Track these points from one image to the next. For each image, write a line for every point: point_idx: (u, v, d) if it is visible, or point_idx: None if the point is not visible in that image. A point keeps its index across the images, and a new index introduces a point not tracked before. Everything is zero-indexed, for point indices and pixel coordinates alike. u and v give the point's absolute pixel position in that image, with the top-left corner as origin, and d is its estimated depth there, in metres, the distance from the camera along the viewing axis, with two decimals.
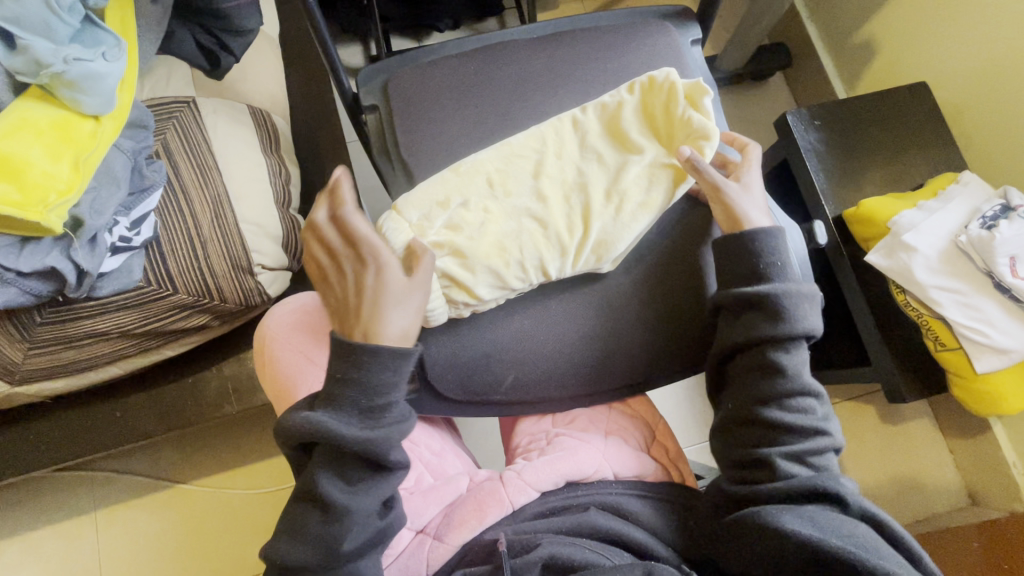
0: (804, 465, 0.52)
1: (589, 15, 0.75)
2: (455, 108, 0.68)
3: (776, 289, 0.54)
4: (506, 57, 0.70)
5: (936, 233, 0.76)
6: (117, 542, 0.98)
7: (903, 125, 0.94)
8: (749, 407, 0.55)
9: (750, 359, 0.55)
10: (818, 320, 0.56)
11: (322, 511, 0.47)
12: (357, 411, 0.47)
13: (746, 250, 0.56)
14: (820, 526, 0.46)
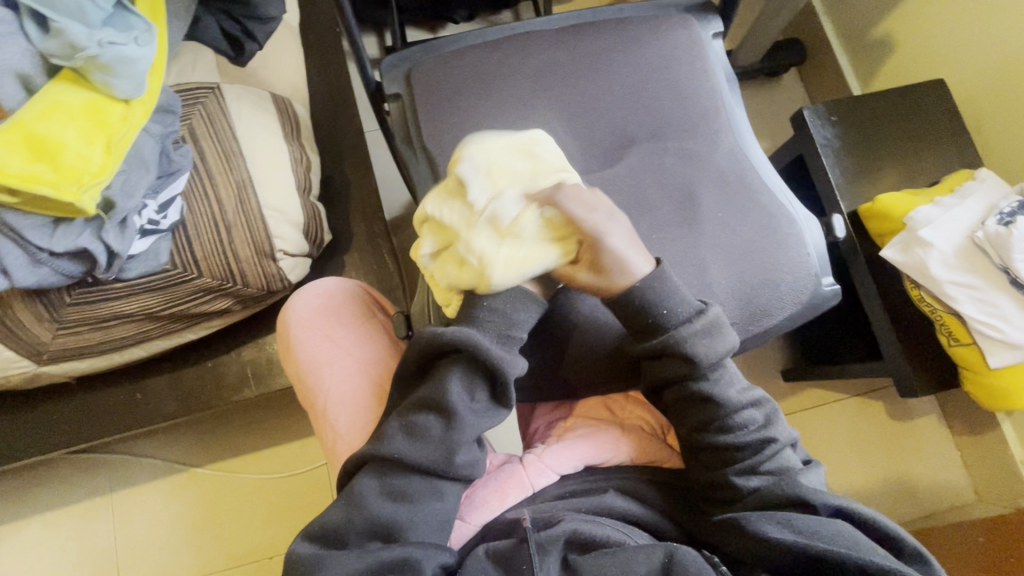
0: (762, 474, 0.53)
1: (611, 8, 0.75)
2: (478, 96, 0.69)
3: (677, 330, 0.53)
4: (528, 47, 0.71)
5: (953, 230, 0.76)
6: (135, 523, 0.99)
7: (918, 122, 0.94)
8: (691, 435, 0.56)
9: (676, 393, 0.55)
10: (732, 338, 0.55)
11: (443, 420, 0.52)
12: (496, 334, 0.53)
13: (648, 298, 0.53)
14: (799, 528, 0.47)
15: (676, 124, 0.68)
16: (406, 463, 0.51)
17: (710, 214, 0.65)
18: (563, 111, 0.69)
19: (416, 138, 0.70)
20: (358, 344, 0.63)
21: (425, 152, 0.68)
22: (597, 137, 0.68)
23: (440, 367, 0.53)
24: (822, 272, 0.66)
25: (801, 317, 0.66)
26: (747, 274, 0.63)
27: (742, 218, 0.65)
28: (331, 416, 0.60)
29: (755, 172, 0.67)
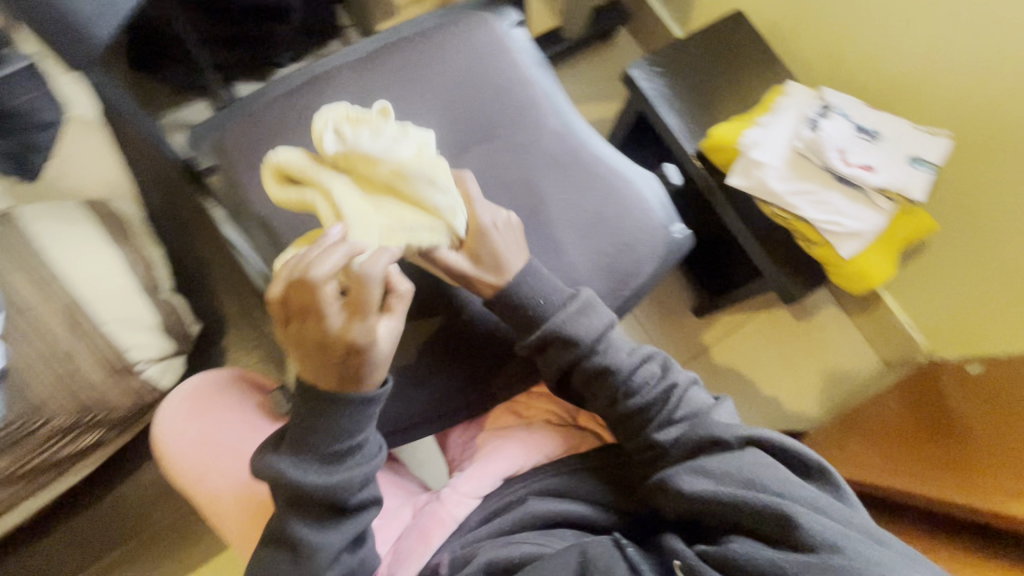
0: (678, 422, 0.56)
1: (409, 23, 0.75)
2: (296, 146, 0.67)
3: (552, 317, 0.58)
4: (333, 83, 0.69)
5: (779, 145, 0.83)
6: None
7: (730, 53, 1.01)
8: (609, 410, 0.59)
9: (576, 378, 0.59)
10: (600, 313, 0.59)
11: (293, 554, 0.50)
12: (317, 456, 0.50)
13: (518, 300, 0.58)
14: (715, 475, 0.50)
15: (499, 121, 0.70)
16: None
17: (552, 198, 0.67)
18: None
19: (245, 206, 0.66)
20: (243, 431, 0.60)
21: (258, 217, 0.65)
22: None
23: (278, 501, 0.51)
24: (670, 220, 0.69)
25: (665, 269, 0.69)
26: (601, 243, 0.66)
27: (583, 192, 0.67)
28: (223, 519, 0.57)
29: (585, 145, 0.69)
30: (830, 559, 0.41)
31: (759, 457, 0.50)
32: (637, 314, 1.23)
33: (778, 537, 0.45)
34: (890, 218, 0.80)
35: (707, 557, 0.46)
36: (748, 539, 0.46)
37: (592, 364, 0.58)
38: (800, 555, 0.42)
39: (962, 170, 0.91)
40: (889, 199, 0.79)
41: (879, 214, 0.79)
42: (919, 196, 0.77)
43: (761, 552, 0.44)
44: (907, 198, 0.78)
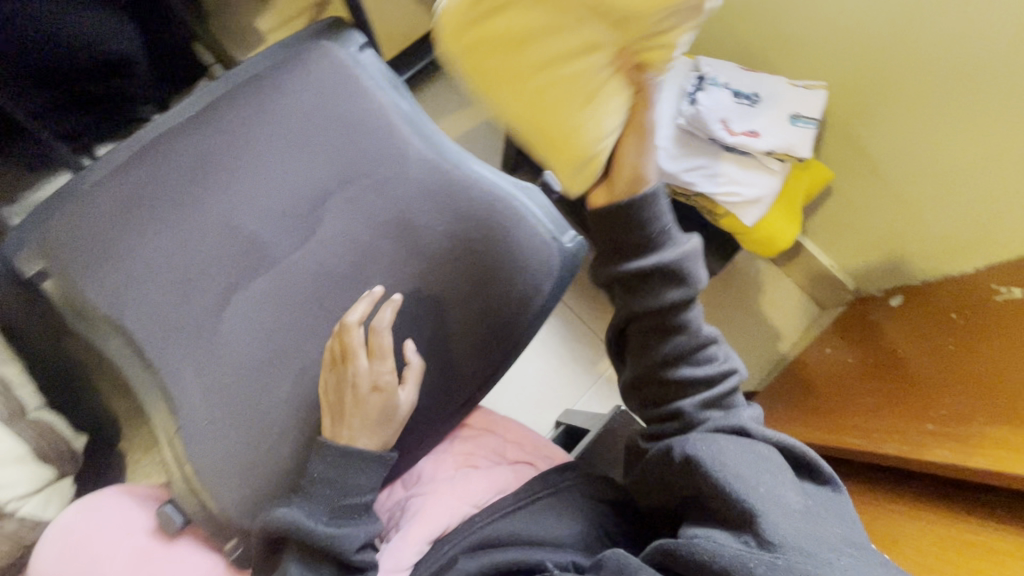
0: (717, 407, 0.59)
1: (243, 66, 0.68)
2: (134, 229, 0.59)
3: (669, 258, 0.58)
4: (168, 151, 0.62)
5: (664, 124, 0.80)
6: None
7: None
8: (656, 368, 0.61)
9: (648, 325, 0.60)
10: (704, 273, 0.60)
11: None
12: (328, 510, 0.56)
13: (634, 220, 0.57)
14: (733, 450, 0.54)
15: (359, 158, 0.64)
16: None
17: (429, 232, 0.62)
18: (237, 201, 0.61)
19: (86, 308, 0.57)
20: (135, 561, 0.54)
21: (104, 318, 0.57)
22: (285, 210, 0.62)
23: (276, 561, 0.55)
24: (560, 231, 0.66)
25: (564, 283, 0.66)
26: (491, 271, 0.62)
27: (461, 221, 0.63)
28: None
29: (457, 167, 0.65)
30: (794, 562, 0.44)
31: (769, 453, 0.54)
32: (571, 307, 1.20)
33: (745, 530, 0.48)
34: (782, 178, 0.79)
35: (680, 550, 0.49)
36: (720, 532, 0.50)
37: (684, 319, 0.59)
38: (766, 555, 0.45)
39: (858, 108, 0.91)
40: (779, 161, 0.78)
41: (771, 177, 0.78)
42: (805, 154, 0.77)
43: (727, 550, 0.47)
44: (796, 158, 0.78)
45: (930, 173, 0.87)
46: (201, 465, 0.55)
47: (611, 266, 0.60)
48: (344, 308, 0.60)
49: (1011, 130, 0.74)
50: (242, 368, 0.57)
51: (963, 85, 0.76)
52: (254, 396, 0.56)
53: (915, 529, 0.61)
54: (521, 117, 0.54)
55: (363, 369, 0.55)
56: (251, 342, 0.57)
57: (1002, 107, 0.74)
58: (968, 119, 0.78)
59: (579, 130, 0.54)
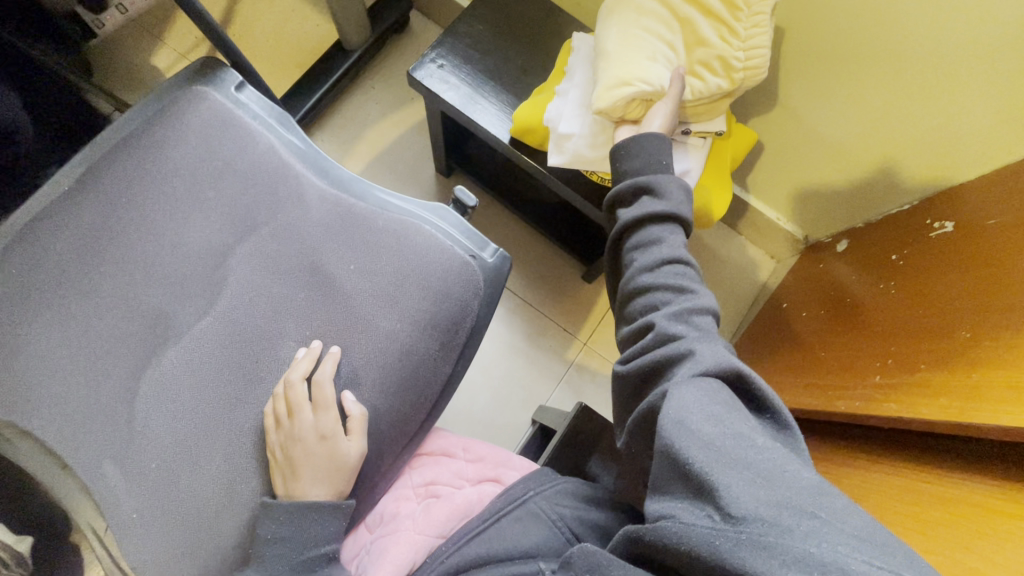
0: (688, 326, 0.55)
1: (117, 125, 0.64)
2: (26, 324, 0.55)
3: (648, 177, 0.63)
4: (48, 231, 0.58)
5: (580, 110, 0.78)
6: None
7: (512, 18, 0.95)
8: (632, 281, 0.61)
9: (630, 241, 0.63)
10: (690, 206, 0.63)
11: None
12: (290, 566, 0.53)
13: (623, 148, 0.67)
14: (694, 368, 0.50)
15: (257, 205, 0.61)
16: None
17: (340, 272, 0.60)
18: (132, 273, 0.58)
19: None
20: None
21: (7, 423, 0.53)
22: (182, 276, 0.58)
23: None
24: (479, 246, 0.65)
25: (493, 299, 0.64)
26: (413, 299, 0.60)
27: (373, 253, 0.61)
28: None
29: (359, 201, 0.63)
30: (759, 536, 0.37)
31: (725, 391, 0.48)
32: (529, 302, 1.18)
33: (705, 500, 0.41)
34: (705, 153, 0.79)
35: (647, 537, 0.43)
36: (682, 505, 0.43)
37: (660, 233, 0.61)
38: (729, 531, 0.38)
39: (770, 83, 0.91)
40: (698, 137, 0.78)
41: (695, 153, 0.77)
42: (720, 127, 0.77)
43: (691, 528, 0.40)
44: (714, 134, 0.78)
45: (853, 119, 0.86)
46: (138, 563, 0.51)
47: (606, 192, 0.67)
48: (265, 367, 0.57)
49: (907, 29, 0.71)
50: (164, 453, 0.53)
51: (863, 10, 0.73)
52: (181, 479, 0.53)
53: (899, 492, 0.58)
54: (648, 15, 0.72)
55: (308, 423, 0.54)
56: (170, 422, 0.54)
57: (892, 35, 0.73)
58: (863, 31, 0.75)
59: (616, 61, 0.70)
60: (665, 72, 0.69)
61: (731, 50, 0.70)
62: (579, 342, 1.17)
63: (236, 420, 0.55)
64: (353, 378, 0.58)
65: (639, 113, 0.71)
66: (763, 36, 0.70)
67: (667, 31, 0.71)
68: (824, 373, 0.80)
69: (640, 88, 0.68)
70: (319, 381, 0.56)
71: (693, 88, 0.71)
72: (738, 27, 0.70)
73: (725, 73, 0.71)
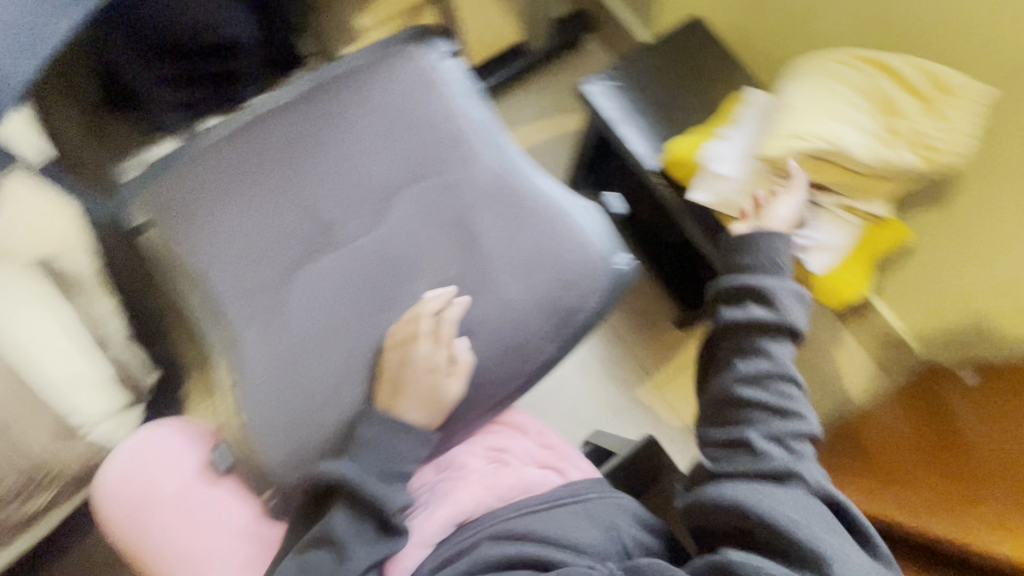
0: (785, 449, 0.56)
1: (341, 61, 0.74)
2: (228, 197, 0.65)
3: (762, 282, 0.63)
4: (264, 129, 0.68)
5: (741, 157, 0.83)
6: None
7: (693, 61, 0.99)
8: (731, 386, 0.61)
9: (733, 342, 0.63)
10: (805, 316, 0.63)
11: (336, 553, 0.53)
12: (377, 469, 0.56)
13: (748, 243, 0.66)
14: (790, 498, 0.52)
15: (432, 157, 0.68)
16: None
17: (489, 236, 0.65)
18: (318, 181, 0.66)
19: (178, 262, 0.64)
20: (184, 488, 0.59)
21: (190, 272, 0.64)
22: (357, 194, 0.66)
23: (330, 506, 0.56)
24: (614, 252, 0.68)
25: (611, 303, 0.67)
26: (541, 279, 0.64)
27: (519, 227, 0.66)
28: None
29: (522, 179, 0.69)
30: None
31: (821, 514, 0.52)
32: (619, 327, 1.20)
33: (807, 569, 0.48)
34: (855, 233, 0.80)
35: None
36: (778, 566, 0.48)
37: (770, 346, 0.61)
38: None
39: (941, 183, 0.88)
40: (853, 215, 0.79)
41: (846, 229, 0.79)
42: (879, 211, 0.79)
43: None
44: (870, 215, 0.79)
45: (1016, 244, 0.81)
46: (253, 419, 0.59)
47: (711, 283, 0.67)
48: (399, 295, 0.63)
49: None
50: (301, 334, 0.61)
51: None
52: (307, 363, 0.60)
53: None
54: (846, 79, 0.77)
55: (423, 353, 0.58)
56: (313, 313, 0.62)
57: None
58: None
59: (807, 112, 0.75)
60: (850, 133, 0.73)
61: (927, 127, 0.73)
62: (656, 382, 1.16)
63: (365, 328, 0.61)
64: (471, 329, 0.62)
65: (809, 168, 0.75)
66: (968, 121, 0.72)
67: (862, 99, 0.76)
68: (903, 504, 0.72)
69: (818, 146, 0.73)
70: (439, 322, 0.60)
71: (886, 154, 0.73)
72: (939, 110, 0.73)
73: (914, 150, 0.74)
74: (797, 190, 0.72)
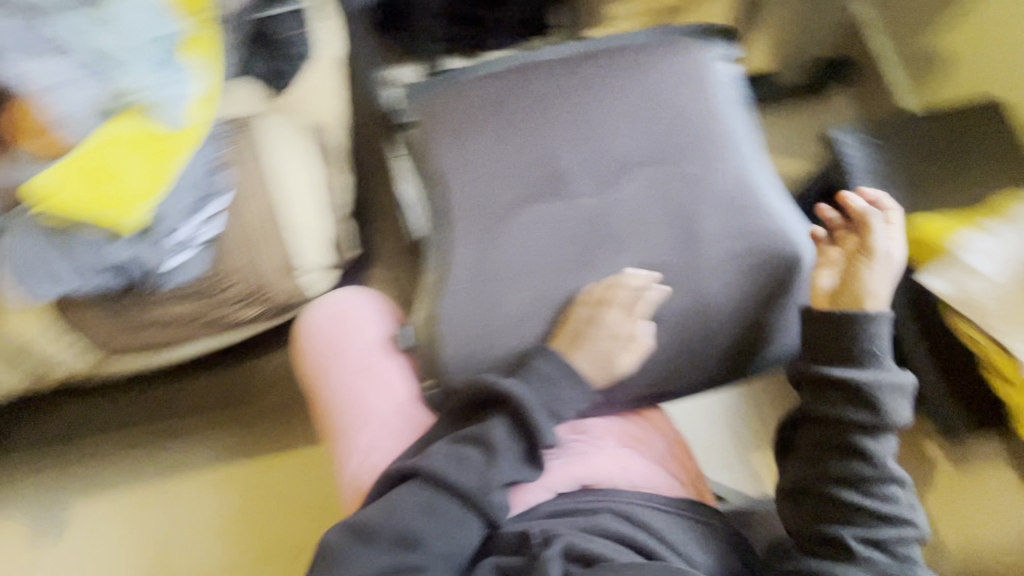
0: (887, 553, 0.55)
1: (619, 37, 0.75)
2: (487, 124, 0.72)
3: (864, 378, 0.58)
4: (538, 74, 0.73)
5: (1006, 260, 0.75)
6: (98, 557, 0.96)
7: (975, 143, 0.87)
8: (824, 480, 0.58)
9: (826, 434, 0.59)
10: (907, 409, 0.59)
11: (484, 454, 0.59)
12: (544, 406, 0.61)
13: (852, 333, 0.60)
14: None
15: (681, 149, 0.68)
16: (446, 481, 0.57)
17: (711, 242, 0.66)
18: (568, 135, 0.70)
19: (428, 165, 0.72)
20: (367, 347, 0.68)
21: (435, 177, 0.71)
22: (600, 160, 0.69)
23: (488, 414, 0.62)
24: None
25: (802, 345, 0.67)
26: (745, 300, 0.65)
27: (743, 243, 0.66)
28: (347, 428, 0.65)
29: (758, 196, 0.67)
30: None
31: None
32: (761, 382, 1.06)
33: None
34: None
35: None
36: None
37: (874, 445, 0.57)
38: None
39: None
40: None
41: None
42: None
43: None
44: None
45: None
46: (447, 318, 0.65)
47: (803, 366, 0.62)
48: (606, 261, 0.66)
49: None
50: (509, 261, 0.66)
51: None
52: (507, 288, 0.66)
53: None
54: None
55: (610, 321, 0.62)
56: (524, 248, 0.66)
57: None
58: None
59: None
60: None
61: None
62: None
63: (563, 279, 0.66)
64: (661, 316, 0.65)
65: None
66: None
67: None
68: None
69: None
70: (632, 300, 0.63)
71: None
72: None
73: None
74: (878, 236, 0.64)
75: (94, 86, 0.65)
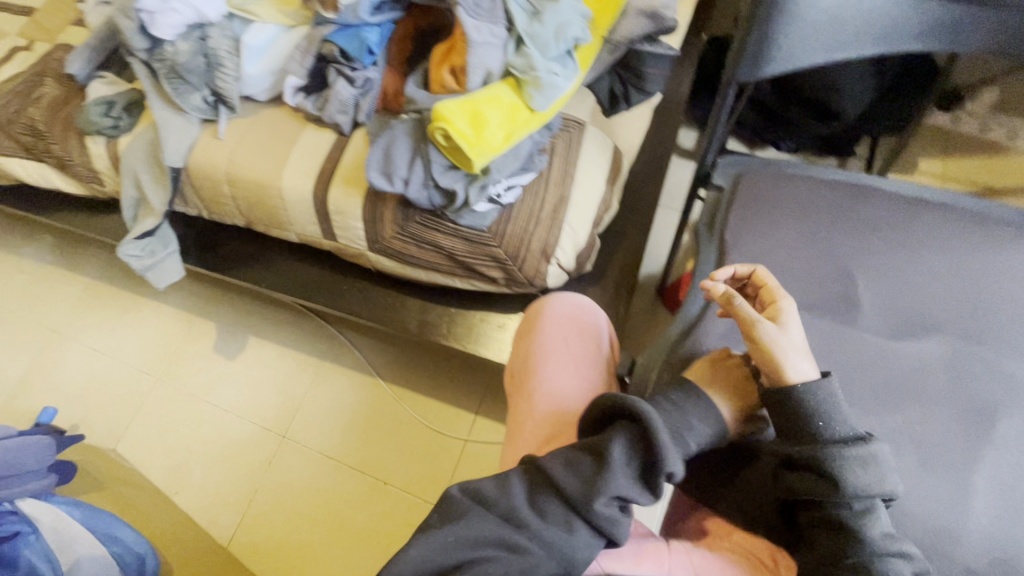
0: None
1: (978, 200, 0.75)
2: (796, 219, 0.73)
3: (819, 451, 0.55)
4: (868, 200, 0.73)
5: None
6: (324, 401, 1.35)
7: None
8: (827, 562, 0.54)
9: (817, 513, 0.56)
10: (898, 480, 0.55)
11: (597, 463, 0.57)
12: None
13: (797, 407, 0.57)
14: None
15: (1000, 336, 0.65)
16: (554, 480, 0.57)
17: (1000, 446, 0.60)
18: (875, 266, 0.69)
19: (719, 228, 0.76)
20: (586, 356, 0.75)
21: (721, 240, 0.74)
22: (901, 308, 0.67)
23: (612, 427, 0.60)
24: None
25: None
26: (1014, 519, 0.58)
27: None
28: (537, 412, 0.71)
29: None
30: None
31: None
32: None
33: None
34: None
35: None
36: None
37: (871, 528, 0.53)
38: None
39: None
40: None
41: None
42: None
43: None
44: None
45: None
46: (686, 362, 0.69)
47: (772, 447, 0.60)
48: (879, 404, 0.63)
49: None
50: None
51: None
52: None
53: None
54: None
55: None
56: None
57: None
58: None
59: None
60: None
61: None
62: None
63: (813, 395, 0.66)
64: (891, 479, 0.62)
65: None
66: None
67: None
68: None
69: None
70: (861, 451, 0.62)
71: None
72: None
73: None
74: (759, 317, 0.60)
75: (508, 53, 0.79)
